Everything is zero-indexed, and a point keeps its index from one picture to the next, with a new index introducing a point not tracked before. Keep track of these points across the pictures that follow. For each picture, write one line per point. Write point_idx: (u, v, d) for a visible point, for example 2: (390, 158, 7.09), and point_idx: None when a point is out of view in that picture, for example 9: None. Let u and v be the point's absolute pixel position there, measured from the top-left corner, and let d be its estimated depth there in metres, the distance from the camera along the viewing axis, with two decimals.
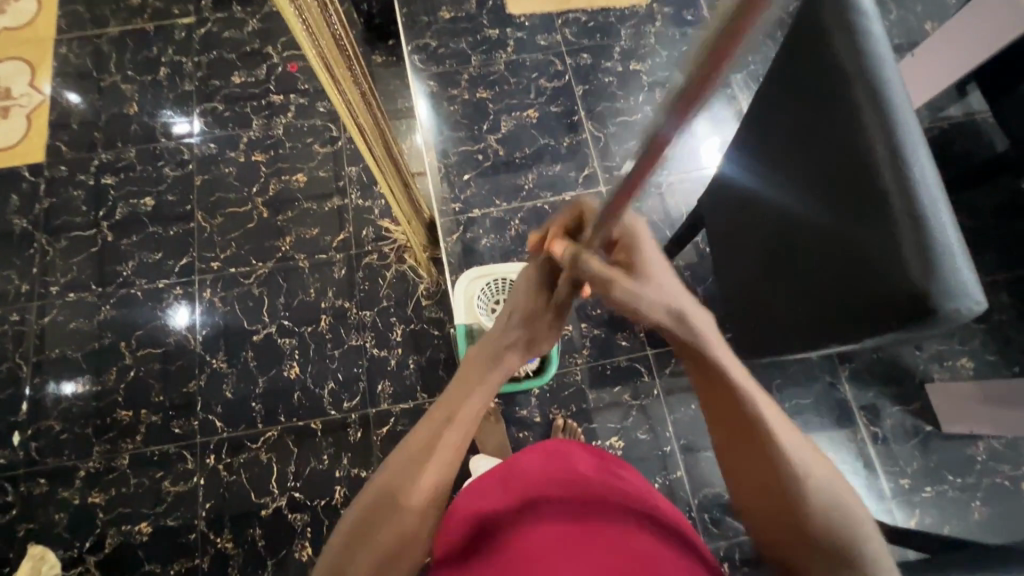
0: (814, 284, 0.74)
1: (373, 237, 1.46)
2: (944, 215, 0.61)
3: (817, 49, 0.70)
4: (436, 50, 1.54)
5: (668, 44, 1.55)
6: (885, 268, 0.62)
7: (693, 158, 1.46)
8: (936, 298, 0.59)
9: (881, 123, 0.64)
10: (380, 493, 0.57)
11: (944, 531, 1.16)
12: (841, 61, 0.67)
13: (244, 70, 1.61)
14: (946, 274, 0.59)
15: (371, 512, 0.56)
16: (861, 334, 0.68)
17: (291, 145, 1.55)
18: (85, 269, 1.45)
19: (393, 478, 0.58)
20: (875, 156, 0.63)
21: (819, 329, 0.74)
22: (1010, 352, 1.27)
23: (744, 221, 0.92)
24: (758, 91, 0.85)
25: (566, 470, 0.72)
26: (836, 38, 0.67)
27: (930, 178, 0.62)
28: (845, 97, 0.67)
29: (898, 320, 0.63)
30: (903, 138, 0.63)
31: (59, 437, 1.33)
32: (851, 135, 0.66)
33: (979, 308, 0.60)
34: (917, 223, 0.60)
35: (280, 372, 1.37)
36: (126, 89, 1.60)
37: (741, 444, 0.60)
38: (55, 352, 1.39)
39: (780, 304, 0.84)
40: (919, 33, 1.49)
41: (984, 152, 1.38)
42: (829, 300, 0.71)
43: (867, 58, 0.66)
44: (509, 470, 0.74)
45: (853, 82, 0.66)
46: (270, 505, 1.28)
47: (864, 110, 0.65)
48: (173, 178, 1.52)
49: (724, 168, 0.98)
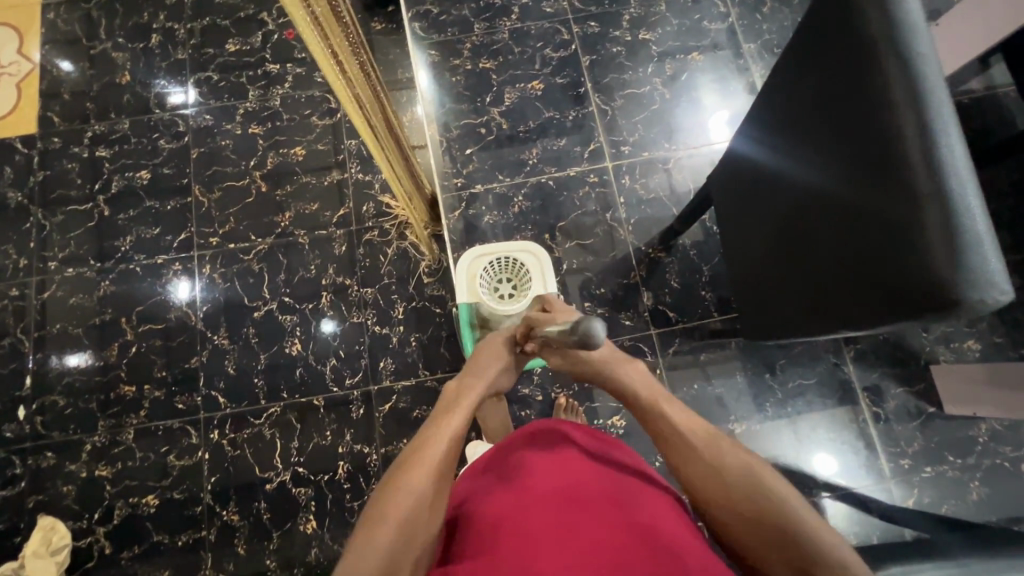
0: (829, 269, 0.72)
1: (373, 213, 1.44)
2: (973, 197, 0.59)
3: (845, 19, 0.66)
4: (438, 17, 1.48)
5: (679, 12, 1.49)
6: (908, 254, 0.60)
7: (702, 133, 1.41)
8: (960, 286, 0.58)
9: (911, 96, 0.60)
10: (390, 491, 0.62)
11: (941, 510, 1.17)
12: (873, 28, 0.63)
13: (239, 38, 1.56)
14: (972, 262, 0.58)
15: (383, 504, 0.61)
16: (876, 320, 0.66)
17: (288, 117, 1.51)
18: (83, 244, 1.44)
19: (401, 477, 0.63)
20: (903, 136, 0.61)
21: (833, 315, 0.73)
22: (1017, 334, 1.26)
23: (757, 201, 0.89)
24: (778, 62, 0.81)
25: (552, 443, 0.70)
26: (867, 5, 0.63)
27: (960, 158, 0.59)
28: (872, 69, 0.63)
29: (917, 309, 0.61)
30: (933, 113, 0.60)
31: (64, 411, 1.34)
32: (878, 113, 0.63)
33: (1007, 296, 0.58)
34: (944, 209, 0.58)
35: (282, 349, 1.37)
36: (118, 58, 1.55)
37: (668, 448, 0.70)
38: (56, 327, 1.39)
39: (792, 288, 0.82)
40: (943, 1, 1.42)
41: (1004, 128, 1.33)
42: (846, 285, 0.69)
43: (900, 26, 0.62)
44: (501, 450, 0.73)
45: (884, 55, 0.62)
46: (274, 479, 1.30)
47: (894, 86, 0.61)
48: (169, 151, 1.49)
49: (737, 144, 0.94)
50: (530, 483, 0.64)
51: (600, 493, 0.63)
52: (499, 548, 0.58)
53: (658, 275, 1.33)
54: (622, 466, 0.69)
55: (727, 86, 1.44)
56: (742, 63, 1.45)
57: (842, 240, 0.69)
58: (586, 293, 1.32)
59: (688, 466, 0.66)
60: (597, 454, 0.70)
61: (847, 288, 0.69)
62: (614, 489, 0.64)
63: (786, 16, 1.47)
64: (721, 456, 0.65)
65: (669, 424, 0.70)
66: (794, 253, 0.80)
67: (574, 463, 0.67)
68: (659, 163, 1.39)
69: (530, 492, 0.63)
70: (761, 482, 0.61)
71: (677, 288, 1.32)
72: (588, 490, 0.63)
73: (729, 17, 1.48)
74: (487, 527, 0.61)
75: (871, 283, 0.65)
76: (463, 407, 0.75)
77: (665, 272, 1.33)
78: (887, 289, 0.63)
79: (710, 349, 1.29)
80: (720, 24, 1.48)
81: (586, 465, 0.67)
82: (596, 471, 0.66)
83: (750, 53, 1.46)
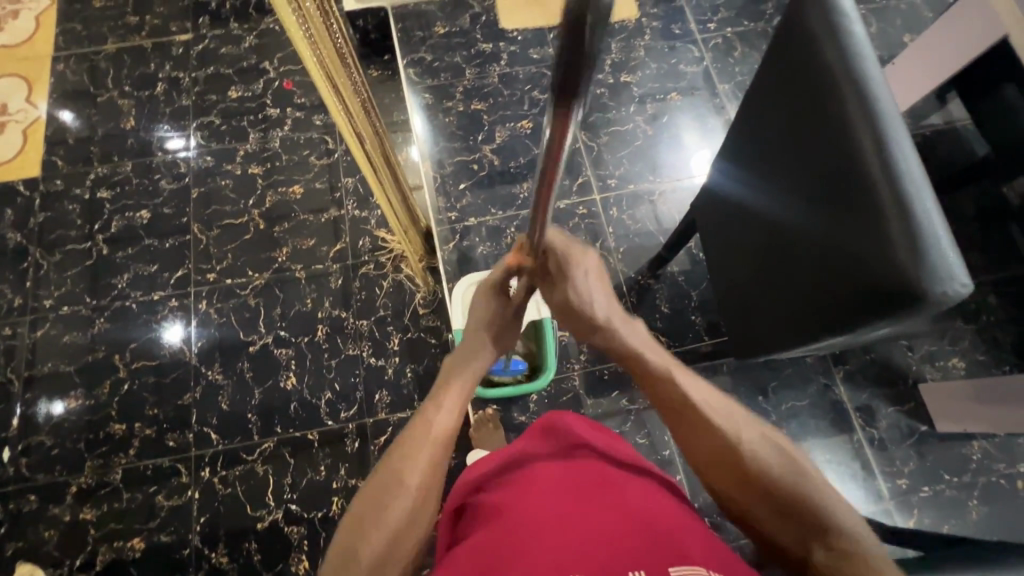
0: (806, 279, 0.75)
1: (369, 247, 1.47)
2: (929, 200, 0.62)
3: (803, 48, 0.73)
4: (431, 64, 1.57)
5: (657, 57, 1.59)
6: (876, 254, 0.63)
7: (685, 167, 1.49)
8: (924, 281, 0.60)
9: (867, 114, 0.65)
10: (385, 477, 0.61)
11: (942, 529, 1.16)
12: (827, 56, 0.69)
13: (241, 85, 1.63)
14: (934, 257, 0.60)
15: (378, 489, 0.60)
16: (854, 322, 0.69)
17: (288, 158, 1.56)
18: (80, 282, 1.45)
19: (395, 462, 0.62)
20: (861, 146, 0.65)
21: (814, 322, 0.76)
22: (999, 352, 1.30)
23: (735, 224, 0.94)
24: (747, 93, 0.87)
25: (557, 444, 0.72)
26: (820, 36, 0.70)
27: (915, 166, 0.63)
28: (830, 92, 0.69)
29: (889, 306, 0.64)
30: (887, 127, 0.65)
31: (51, 452, 1.31)
32: (839, 128, 0.68)
33: (968, 289, 0.61)
34: (902, 210, 0.62)
35: (277, 384, 1.36)
36: (124, 105, 1.61)
37: (681, 430, 0.69)
38: (47, 366, 1.38)
39: (774, 302, 0.85)
40: (898, 45, 1.54)
41: (965, 157, 1.42)
42: (822, 290, 0.72)
43: (850, 53, 0.68)
44: (505, 454, 0.74)
45: (838, 77, 0.68)
46: (266, 518, 1.26)
47: (849, 104, 0.67)
48: (170, 191, 1.53)
49: (713, 173, 1.00)
50: (531, 476, 0.66)
51: (603, 482, 0.64)
52: (499, 529, 0.58)
53: (648, 301, 1.36)
54: (626, 464, 0.70)
55: (705, 124, 1.53)
56: (718, 102, 1.55)
57: (817, 246, 0.73)
58: None
59: (705, 447, 0.66)
60: (601, 448, 0.72)
61: (823, 293, 0.72)
62: (617, 481, 0.65)
63: (757, 59, 1.59)
64: (739, 432, 0.64)
65: (674, 385, 0.69)
66: (774, 267, 0.84)
67: (578, 460, 0.69)
68: (644, 196, 1.45)
69: (537, 483, 0.64)
70: (784, 453, 0.62)
71: (667, 313, 1.35)
72: (590, 480, 0.64)
73: (703, 61, 1.59)
74: (488, 511, 0.63)
75: (844, 287, 0.68)
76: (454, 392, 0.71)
77: (656, 298, 1.36)
78: (859, 289, 0.66)
79: (703, 373, 1.30)
80: (696, 67, 1.58)
81: (590, 461, 0.68)
82: (600, 464, 0.68)
83: (725, 92, 1.56)
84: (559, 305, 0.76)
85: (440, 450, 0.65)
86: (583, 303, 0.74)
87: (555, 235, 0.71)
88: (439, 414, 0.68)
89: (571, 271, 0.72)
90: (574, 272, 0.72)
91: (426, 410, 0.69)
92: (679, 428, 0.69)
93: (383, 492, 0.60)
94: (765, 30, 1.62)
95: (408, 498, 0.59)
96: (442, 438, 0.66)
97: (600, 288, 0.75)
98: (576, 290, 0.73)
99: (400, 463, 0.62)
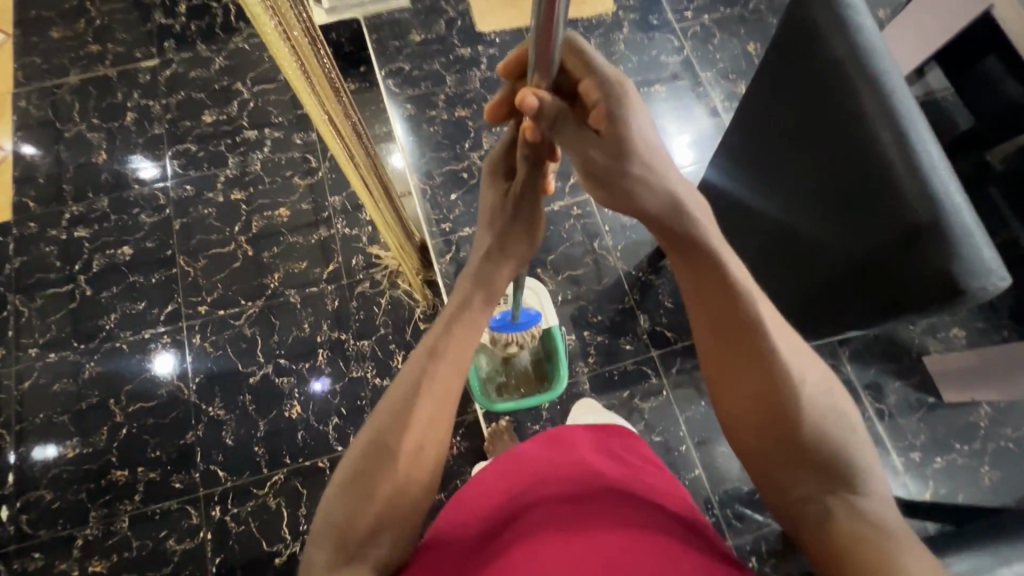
0: (829, 275, 0.75)
1: (363, 265, 1.44)
2: (956, 194, 0.62)
3: (812, 47, 0.72)
4: (410, 73, 1.54)
5: (637, 49, 1.58)
6: (907, 250, 0.63)
7: (674, 158, 1.48)
8: (961, 277, 0.60)
9: (883, 109, 0.65)
10: (374, 439, 0.58)
11: (958, 499, 1.18)
12: (838, 54, 0.69)
13: (215, 109, 1.59)
14: (967, 252, 0.60)
15: (367, 454, 0.57)
16: (882, 315, 0.69)
17: (270, 180, 1.52)
18: (65, 326, 1.39)
19: (385, 423, 0.58)
20: (882, 140, 0.64)
21: (847, 317, 0.75)
22: (996, 317, 1.32)
23: (743, 224, 0.93)
24: (751, 88, 0.86)
25: (567, 450, 0.74)
26: (829, 32, 0.69)
27: (937, 160, 0.63)
28: (845, 88, 0.68)
29: (924, 300, 0.63)
30: (906, 122, 0.64)
31: (51, 506, 1.27)
32: (856, 126, 0.67)
33: (1005, 282, 0.61)
34: (934, 206, 0.61)
35: (281, 413, 1.33)
36: (93, 138, 1.56)
37: (729, 352, 0.62)
38: (38, 418, 1.33)
39: (792, 298, 0.85)
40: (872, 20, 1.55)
41: (949, 127, 1.43)
42: (854, 284, 0.71)
43: (862, 49, 0.67)
44: (512, 457, 0.77)
45: (852, 74, 0.67)
46: (283, 552, 1.24)
47: (866, 101, 0.66)
48: (150, 225, 1.48)
49: (715, 175, 1.01)
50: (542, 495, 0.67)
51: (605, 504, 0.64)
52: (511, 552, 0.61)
53: (651, 298, 1.35)
54: (629, 473, 0.71)
55: (691, 113, 1.52)
56: (702, 90, 1.55)
57: (839, 240, 0.71)
58: (583, 322, 1.33)
59: (756, 379, 0.60)
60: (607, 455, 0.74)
61: (855, 289, 0.71)
62: (618, 498, 0.65)
63: (736, 45, 1.58)
64: (802, 372, 0.59)
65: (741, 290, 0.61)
66: (789, 256, 0.83)
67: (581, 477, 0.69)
68: None
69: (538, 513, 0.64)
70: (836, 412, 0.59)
71: (671, 308, 1.34)
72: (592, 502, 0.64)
73: (683, 50, 1.58)
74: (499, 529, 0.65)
75: (875, 283, 0.68)
76: (458, 318, 0.65)
77: (658, 293, 1.35)
78: (892, 284, 0.66)
79: None
80: (676, 57, 1.57)
81: (596, 478, 0.68)
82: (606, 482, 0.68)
83: (707, 80, 1.55)
84: (612, 157, 0.59)
85: (434, 408, 0.60)
86: (641, 143, 0.59)
87: (577, 44, 0.58)
88: (437, 360, 0.62)
89: (625, 104, 0.58)
90: (624, 104, 0.58)
91: (420, 355, 0.62)
92: (728, 347, 0.62)
93: (373, 460, 0.57)
94: (742, 14, 1.62)
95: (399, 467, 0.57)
96: (437, 397, 0.61)
97: (648, 125, 0.60)
98: (631, 125, 0.58)
99: (390, 424, 0.58)
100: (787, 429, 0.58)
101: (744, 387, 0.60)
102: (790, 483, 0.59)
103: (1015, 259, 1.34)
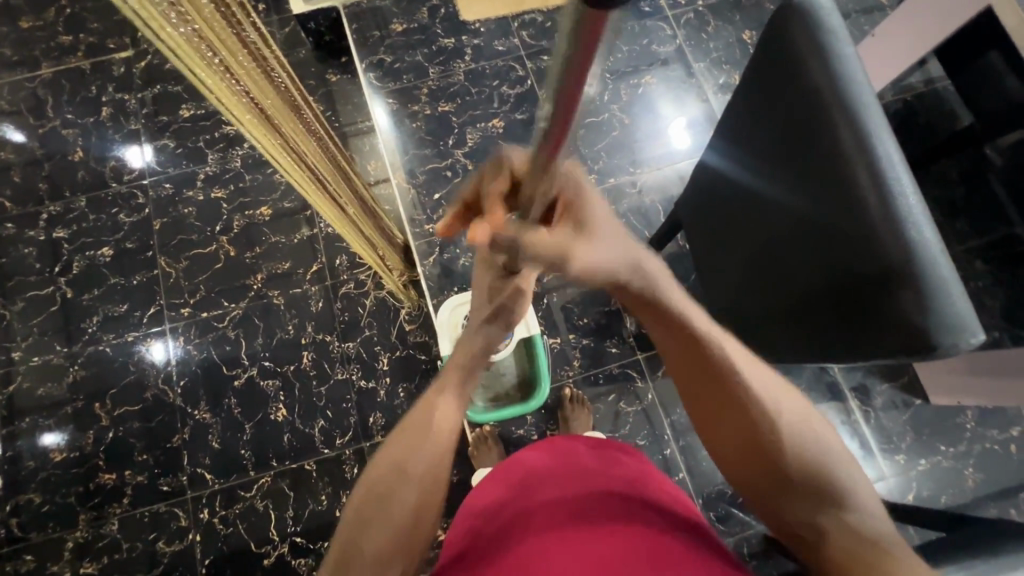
0: (803, 311, 0.73)
1: (347, 265, 1.42)
2: (933, 243, 0.61)
3: (791, 77, 0.70)
4: (392, 66, 1.49)
5: (628, 38, 1.52)
6: (882, 299, 0.62)
7: (666, 154, 1.44)
8: (932, 330, 0.60)
9: (861, 147, 0.63)
10: (386, 467, 0.57)
11: (940, 501, 1.19)
12: (817, 84, 0.67)
13: (192, 103, 1.54)
14: (939, 305, 0.60)
15: (378, 480, 0.56)
16: (849, 357, 0.68)
17: (252, 177, 1.49)
18: (47, 329, 1.38)
19: (396, 452, 0.57)
20: (858, 181, 0.63)
21: (818, 354, 0.73)
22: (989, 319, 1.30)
23: (724, 241, 0.91)
24: (733, 101, 0.84)
25: (567, 461, 0.72)
26: (809, 61, 0.67)
27: (914, 204, 0.62)
28: (823, 120, 0.66)
29: (896, 352, 0.63)
30: (882, 163, 0.63)
31: (41, 509, 1.28)
32: (835, 163, 0.65)
33: (977, 337, 0.61)
34: (908, 255, 0.60)
35: (267, 416, 1.33)
36: (68, 134, 1.51)
37: (704, 397, 0.61)
38: (26, 421, 1.33)
39: (764, 327, 0.83)
40: (874, 5, 1.48)
41: (948, 120, 1.39)
42: (825, 323, 0.70)
43: (842, 81, 0.66)
44: (510, 466, 0.75)
45: (829, 109, 0.65)
46: (272, 553, 1.25)
47: (844, 138, 0.64)
48: (130, 225, 1.46)
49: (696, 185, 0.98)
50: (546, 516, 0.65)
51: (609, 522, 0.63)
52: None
53: None
54: (636, 483, 0.70)
55: (685, 105, 1.47)
56: (695, 81, 1.49)
57: (814, 277, 0.70)
58: (570, 325, 1.32)
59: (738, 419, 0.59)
60: (608, 465, 0.71)
61: (828, 328, 0.70)
62: (624, 515, 0.64)
63: (731, 33, 1.52)
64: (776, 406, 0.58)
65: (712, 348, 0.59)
66: (765, 283, 0.81)
67: (578, 487, 0.68)
68: (626, 187, 1.41)
69: (538, 530, 0.63)
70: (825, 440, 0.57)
71: None
72: (599, 521, 0.63)
73: (676, 39, 1.52)
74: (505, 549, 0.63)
75: (848, 325, 0.67)
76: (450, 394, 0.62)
77: None
78: (867, 332, 0.65)
79: None
80: (669, 46, 1.52)
81: (592, 487, 0.68)
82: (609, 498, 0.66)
83: (701, 71, 1.50)
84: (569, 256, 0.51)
85: (444, 445, 0.59)
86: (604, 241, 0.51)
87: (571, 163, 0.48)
88: (439, 411, 0.60)
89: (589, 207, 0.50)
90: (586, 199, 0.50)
91: (423, 401, 0.61)
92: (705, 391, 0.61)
93: (387, 486, 0.56)
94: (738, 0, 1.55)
95: (411, 494, 0.56)
96: (444, 439, 0.60)
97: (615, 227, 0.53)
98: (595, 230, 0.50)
99: (401, 453, 0.57)
100: (771, 465, 0.57)
101: (726, 424, 0.60)
102: (790, 510, 0.58)
103: (1010, 259, 1.32)
